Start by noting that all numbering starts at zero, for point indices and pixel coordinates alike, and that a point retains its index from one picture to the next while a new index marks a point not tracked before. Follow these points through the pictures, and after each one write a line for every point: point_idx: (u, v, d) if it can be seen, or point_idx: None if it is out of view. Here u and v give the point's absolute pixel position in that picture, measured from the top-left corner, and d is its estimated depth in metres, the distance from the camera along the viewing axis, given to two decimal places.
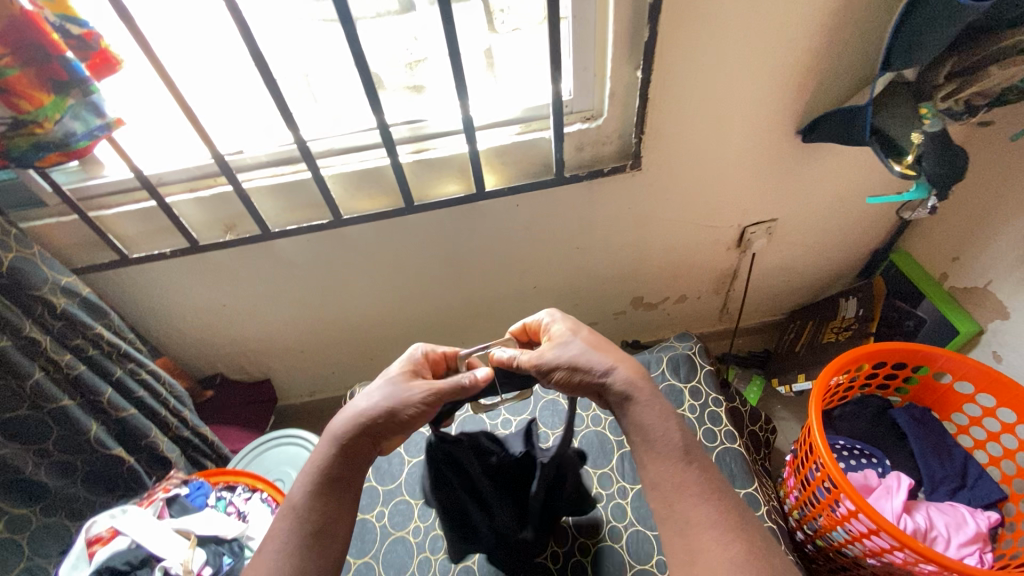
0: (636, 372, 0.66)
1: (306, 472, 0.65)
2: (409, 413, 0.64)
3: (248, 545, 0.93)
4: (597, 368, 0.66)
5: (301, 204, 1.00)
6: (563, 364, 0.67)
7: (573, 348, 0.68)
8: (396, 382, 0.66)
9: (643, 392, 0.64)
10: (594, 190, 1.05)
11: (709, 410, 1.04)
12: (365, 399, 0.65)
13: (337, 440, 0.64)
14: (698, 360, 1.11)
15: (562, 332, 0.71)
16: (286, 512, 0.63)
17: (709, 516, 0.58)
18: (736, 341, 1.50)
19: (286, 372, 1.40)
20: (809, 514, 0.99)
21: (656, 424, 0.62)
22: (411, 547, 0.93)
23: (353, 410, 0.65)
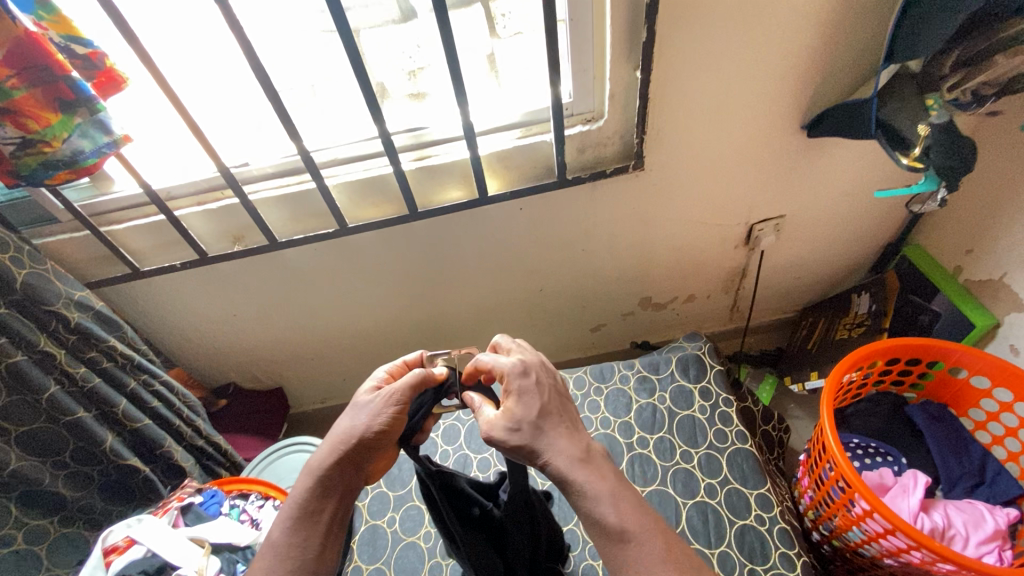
0: (581, 447, 0.58)
1: (283, 512, 0.62)
2: (382, 429, 0.63)
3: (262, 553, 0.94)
4: (538, 456, 0.57)
5: (306, 214, 1.01)
6: (508, 446, 0.59)
7: (521, 428, 0.59)
8: (366, 401, 0.66)
9: (586, 484, 0.55)
10: (597, 191, 1.05)
11: (719, 410, 1.03)
12: (338, 425, 0.65)
13: (314, 473, 0.63)
14: (707, 360, 1.09)
15: (515, 406, 0.60)
16: (264, 555, 0.60)
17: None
18: (747, 340, 1.49)
19: (297, 380, 1.42)
20: (823, 514, 0.97)
21: (600, 497, 0.54)
22: (422, 553, 0.93)
23: (328, 439, 0.64)
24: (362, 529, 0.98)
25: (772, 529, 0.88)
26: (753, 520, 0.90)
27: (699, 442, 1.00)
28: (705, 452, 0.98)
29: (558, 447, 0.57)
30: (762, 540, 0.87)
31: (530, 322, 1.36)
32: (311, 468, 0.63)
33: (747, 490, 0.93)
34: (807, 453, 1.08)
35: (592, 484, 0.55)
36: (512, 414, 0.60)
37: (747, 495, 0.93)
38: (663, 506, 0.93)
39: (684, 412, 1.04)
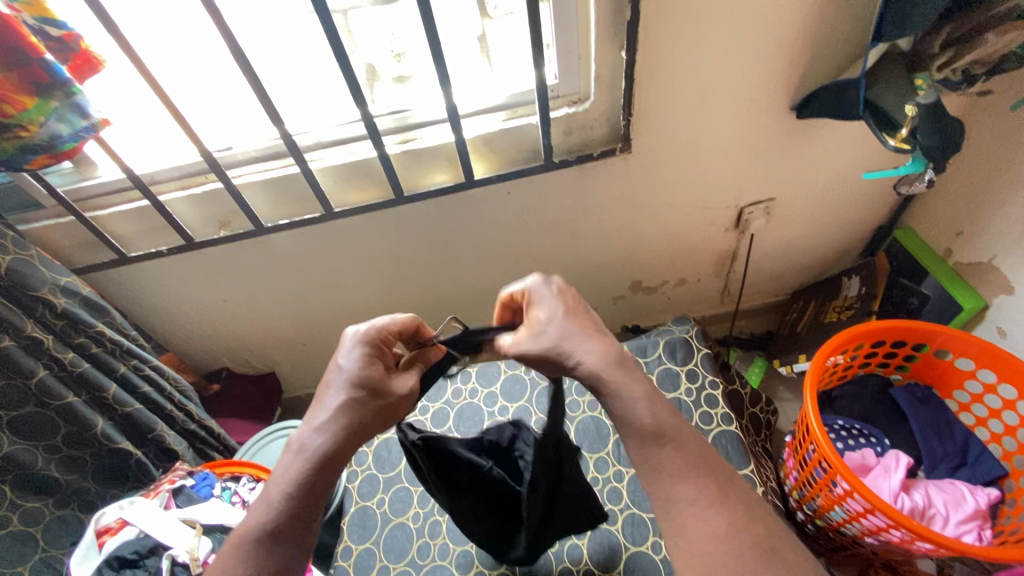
0: (608, 357, 0.60)
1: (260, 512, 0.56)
2: (384, 415, 0.63)
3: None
4: (569, 358, 0.61)
5: (292, 198, 1.00)
6: (534, 354, 0.63)
7: (545, 337, 0.63)
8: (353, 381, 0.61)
9: (621, 389, 0.57)
10: (584, 174, 1.04)
11: (705, 392, 1.03)
12: (343, 402, 0.60)
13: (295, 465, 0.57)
14: (695, 344, 1.10)
15: (540, 315, 0.66)
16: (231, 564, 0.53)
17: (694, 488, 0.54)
18: (737, 323, 1.49)
19: (290, 365, 1.43)
20: (807, 494, 0.99)
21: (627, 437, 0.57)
22: (411, 533, 0.95)
23: (312, 426, 0.59)
24: (352, 510, 1.00)
25: None
26: None
27: (685, 424, 1.01)
28: (691, 434, 0.99)
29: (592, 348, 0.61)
30: None
31: None
32: (294, 457, 0.58)
33: (730, 471, 0.94)
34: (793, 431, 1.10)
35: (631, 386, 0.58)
36: (542, 318, 0.65)
37: None
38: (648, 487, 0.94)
39: (671, 395, 1.04)
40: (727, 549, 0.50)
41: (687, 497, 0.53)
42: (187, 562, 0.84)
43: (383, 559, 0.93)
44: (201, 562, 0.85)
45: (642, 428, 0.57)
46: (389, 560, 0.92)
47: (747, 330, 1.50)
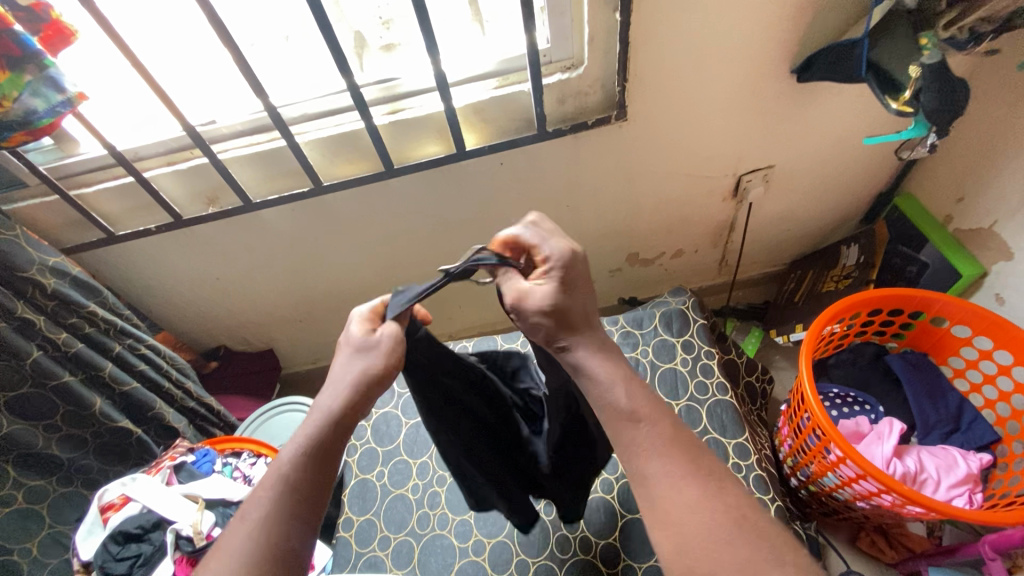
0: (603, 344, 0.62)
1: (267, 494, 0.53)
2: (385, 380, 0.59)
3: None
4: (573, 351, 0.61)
5: (280, 172, 0.98)
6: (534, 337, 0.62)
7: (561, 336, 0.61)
8: (361, 353, 0.59)
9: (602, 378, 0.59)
10: (578, 144, 1.02)
11: (701, 362, 1.03)
12: (349, 367, 0.58)
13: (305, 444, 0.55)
14: (691, 314, 1.09)
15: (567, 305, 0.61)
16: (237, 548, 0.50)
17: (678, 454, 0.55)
18: (735, 294, 1.48)
19: (287, 342, 1.43)
20: (801, 460, 1.00)
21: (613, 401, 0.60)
22: (411, 503, 0.96)
23: (325, 394, 0.58)
24: (352, 482, 1.01)
25: (748, 475, 0.91)
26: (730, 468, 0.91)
27: (680, 395, 1.01)
28: (686, 404, 1.00)
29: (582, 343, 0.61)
30: None
31: None
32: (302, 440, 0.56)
33: (725, 440, 0.95)
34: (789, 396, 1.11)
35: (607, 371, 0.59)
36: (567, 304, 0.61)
37: (725, 444, 0.94)
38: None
39: (667, 365, 1.05)
40: (719, 519, 0.50)
41: (679, 466, 0.53)
42: (191, 535, 0.85)
43: (384, 529, 0.95)
44: (205, 535, 0.87)
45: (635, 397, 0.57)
46: (390, 531, 0.94)
47: (745, 301, 1.50)
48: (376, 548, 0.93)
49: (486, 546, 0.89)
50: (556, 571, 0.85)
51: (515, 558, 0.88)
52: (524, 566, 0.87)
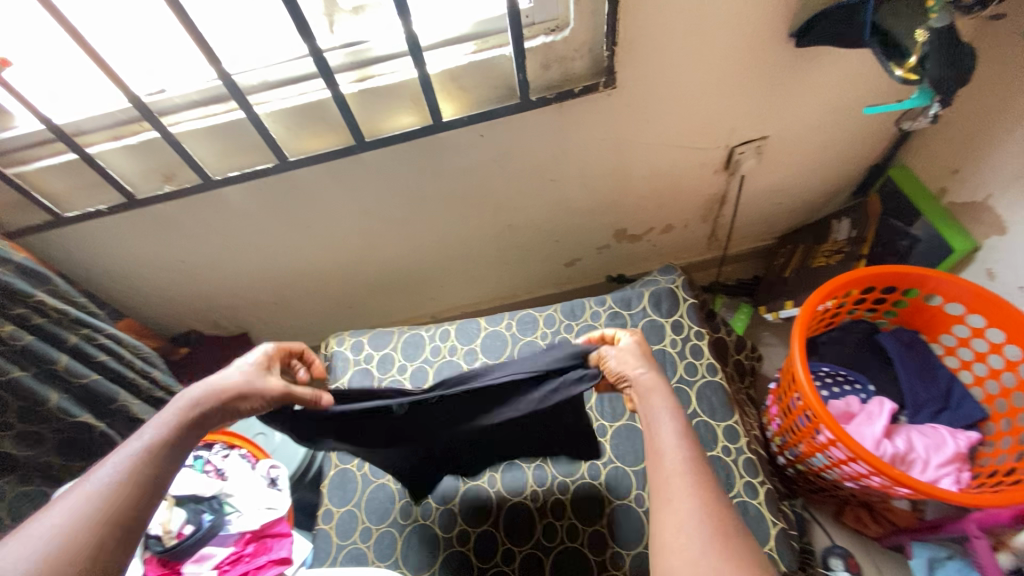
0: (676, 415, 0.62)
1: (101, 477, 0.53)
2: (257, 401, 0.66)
3: (227, 501, 0.90)
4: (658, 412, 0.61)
5: (241, 146, 0.90)
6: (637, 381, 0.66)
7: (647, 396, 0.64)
8: (238, 376, 0.66)
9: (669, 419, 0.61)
10: (563, 114, 0.95)
11: (691, 343, 1.00)
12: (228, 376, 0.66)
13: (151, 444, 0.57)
14: (680, 293, 1.06)
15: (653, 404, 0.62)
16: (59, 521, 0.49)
17: (692, 478, 0.54)
18: (724, 269, 1.45)
19: (261, 325, 1.37)
20: (790, 440, 0.99)
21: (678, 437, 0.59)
22: (392, 494, 0.93)
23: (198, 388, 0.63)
24: (332, 473, 0.97)
25: (737, 459, 0.89)
26: (720, 452, 0.89)
27: (669, 376, 0.98)
28: (675, 386, 0.97)
29: (661, 398, 0.62)
30: (728, 471, 0.87)
31: (501, 259, 1.31)
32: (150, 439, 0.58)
33: (714, 422, 0.92)
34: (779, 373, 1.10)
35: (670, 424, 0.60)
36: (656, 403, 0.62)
37: (715, 427, 0.92)
38: (633, 439, 0.92)
39: (656, 346, 1.01)
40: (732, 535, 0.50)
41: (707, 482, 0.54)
42: (160, 535, 0.82)
43: (366, 520, 0.91)
44: (176, 535, 0.83)
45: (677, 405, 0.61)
46: (372, 522, 0.91)
47: (733, 277, 1.46)
48: (358, 540, 0.90)
49: (471, 536, 0.87)
50: (543, 561, 0.83)
51: (502, 547, 0.85)
52: (510, 556, 0.84)
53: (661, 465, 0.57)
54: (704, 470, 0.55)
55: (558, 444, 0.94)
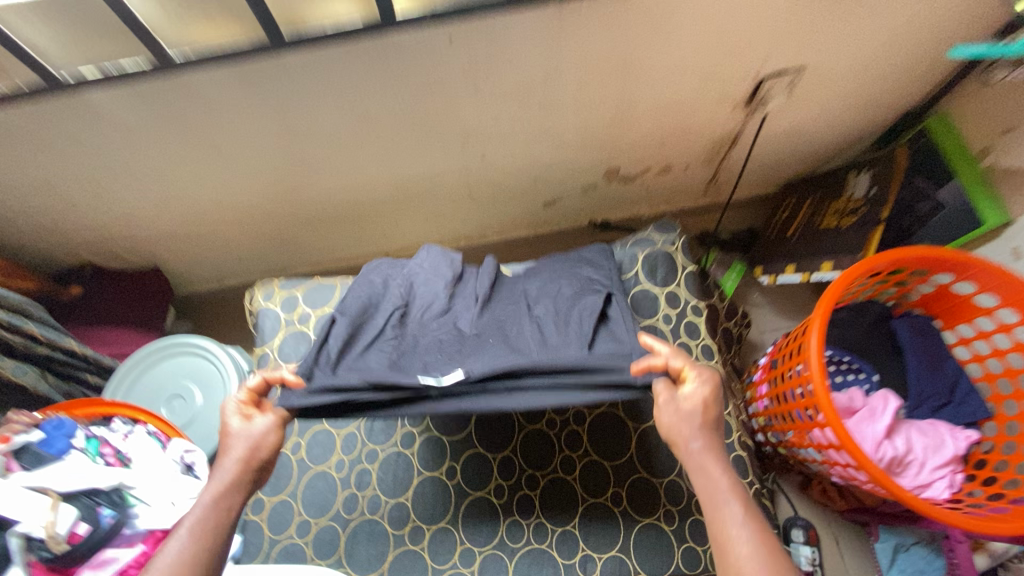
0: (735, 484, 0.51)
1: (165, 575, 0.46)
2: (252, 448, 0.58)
3: (127, 495, 0.75)
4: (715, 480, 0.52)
5: (96, 32, 0.62)
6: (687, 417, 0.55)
7: (700, 458, 0.54)
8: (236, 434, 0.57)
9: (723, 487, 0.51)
10: (560, 19, 0.71)
11: (686, 320, 0.87)
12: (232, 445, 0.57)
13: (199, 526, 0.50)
14: (679, 258, 0.91)
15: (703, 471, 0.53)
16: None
17: (760, 559, 0.46)
18: (725, 217, 1.28)
19: (177, 257, 1.14)
20: (781, 426, 0.91)
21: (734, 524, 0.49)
22: (334, 483, 0.80)
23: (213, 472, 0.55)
24: None
25: None
26: None
27: None
28: None
29: (692, 416, 0.55)
30: None
31: (468, 195, 1.09)
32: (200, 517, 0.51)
33: None
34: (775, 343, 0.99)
35: (700, 453, 0.54)
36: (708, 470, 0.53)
37: None
38: (615, 431, 0.80)
39: (647, 322, 0.86)
40: None
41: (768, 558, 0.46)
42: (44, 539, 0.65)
43: (302, 513, 0.79)
44: (67, 538, 0.66)
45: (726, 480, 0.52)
46: (310, 515, 0.79)
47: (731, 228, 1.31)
48: (293, 536, 0.78)
49: (424, 533, 0.77)
50: (507, 562, 0.75)
51: (460, 547, 0.76)
52: (469, 557, 0.75)
53: (715, 501, 0.51)
54: (768, 526, 0.49)
55: (529, 432, 0.81)
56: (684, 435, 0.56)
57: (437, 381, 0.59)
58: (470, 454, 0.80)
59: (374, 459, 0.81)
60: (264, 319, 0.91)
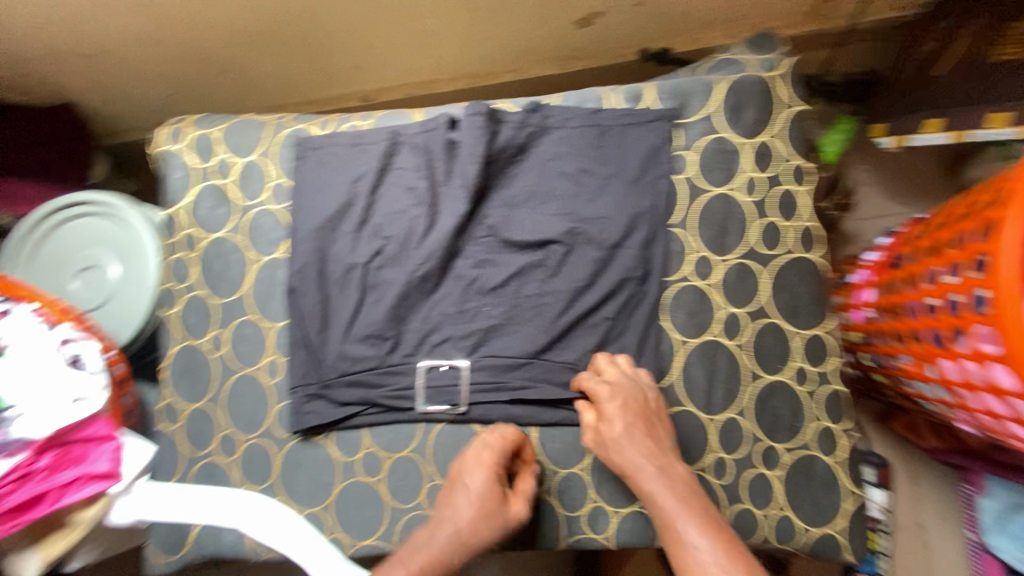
0: (683, 488, 0.47)
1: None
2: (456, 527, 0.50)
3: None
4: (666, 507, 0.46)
5: None
6: (612, 440, 0.50)
7: (643, 476, 0.48)
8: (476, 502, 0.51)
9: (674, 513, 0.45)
10: None
11: (778, 191, 0.57)
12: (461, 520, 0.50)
13: (427, 560, 0.48)
14: (779, 92, 0.58)
15: (644, 483, 0.48)
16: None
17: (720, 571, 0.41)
18: (839, 53, 0.87)
19: (88, 88, 0.86)
20: (889, 348, 0.63)
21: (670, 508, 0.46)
22: (265, 393, 0.60)
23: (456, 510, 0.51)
24: (176, 352, 0.63)
25: (816, 393, 0.54)
26: (790, 379, 0.54)
27: (730, 249, 0.56)
28: (738, 261, 0.56)
29: (632, 436, 0.49)
30: (795, 407, 0.54)
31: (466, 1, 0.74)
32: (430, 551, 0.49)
33: (791, 329, 0.55)
34: (896, 233, 0.69)
35: (657, 482, 0.47)
36: (637, 476, 0.48)
37: (789, 339, 0.55)
38: (645, 366, 0.55)
39: (718, 191, 0.57)
40: None
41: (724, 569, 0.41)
42: None
43: (227, 426, 0.60)
44: None
45: (628, 390, 0.51)
46: (237, 429, 0.60)
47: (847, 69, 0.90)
48: (217, 452, 0.60)
49: (383, 464, 0.57)
50: None
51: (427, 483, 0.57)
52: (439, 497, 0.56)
53: (668, 523, 0.45)
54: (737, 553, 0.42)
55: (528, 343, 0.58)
56: (632, 463, 0.49)
57: (420, 356, 0.57)
58: (432, 393, 0.56)
59: (295, 389, 0.58)
60: (171, 168, 0.65)
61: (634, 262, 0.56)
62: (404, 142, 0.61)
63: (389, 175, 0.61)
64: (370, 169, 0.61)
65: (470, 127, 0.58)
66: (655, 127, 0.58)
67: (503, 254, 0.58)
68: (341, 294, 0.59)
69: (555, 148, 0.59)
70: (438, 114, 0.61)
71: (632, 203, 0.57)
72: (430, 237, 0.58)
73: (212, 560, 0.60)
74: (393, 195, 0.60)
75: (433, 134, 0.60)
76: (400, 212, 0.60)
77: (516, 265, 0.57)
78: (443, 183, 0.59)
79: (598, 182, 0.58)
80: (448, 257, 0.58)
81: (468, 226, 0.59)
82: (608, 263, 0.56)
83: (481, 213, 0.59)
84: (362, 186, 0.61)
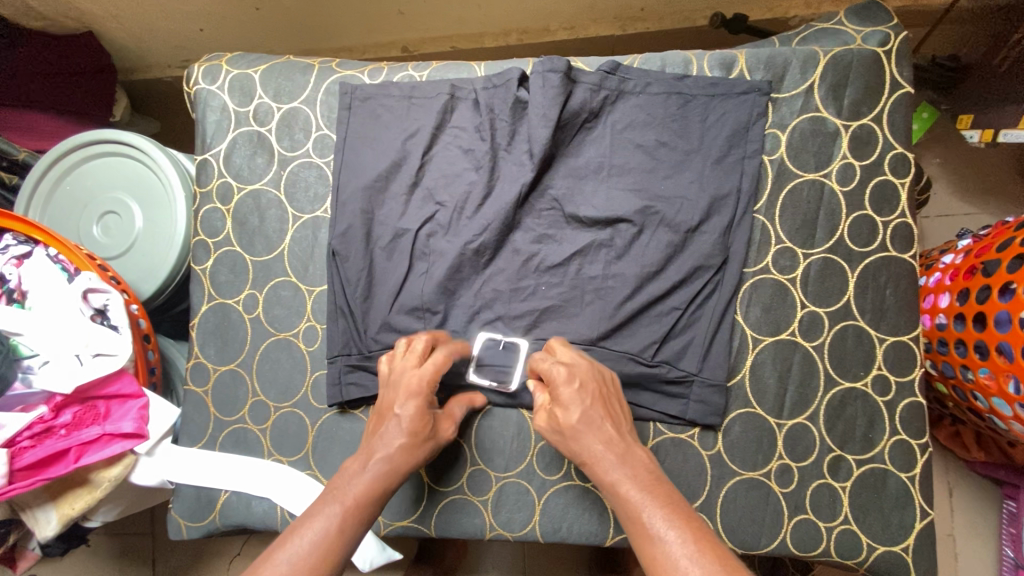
0: (645, 476, 0.40)
1: (313, 514, 0.38)
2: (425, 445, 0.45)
3: (12, 341, 0.50)
4: (628, 498, 0.38)
5: None
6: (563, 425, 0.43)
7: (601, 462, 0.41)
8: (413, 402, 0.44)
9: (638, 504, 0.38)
10: None
11: (874, 182, 0.52)
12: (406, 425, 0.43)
13: (360, 489, 0.40)
14: (887, 71, 0.52)
15: (603, 469, 0.40)
16: (296, 560, 0.34)
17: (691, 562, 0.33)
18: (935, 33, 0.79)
19: (111, 18, 0.79)
20: (965, 359, 0.58)
21: (632, 499, 0.38)
22: (301, 360, 0.57)
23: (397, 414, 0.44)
24: (204, 310, 0.59)
25: (895, 403, 0.50)
26: (868, 386, 0.50)
27: (816, 242, 0.52)
28: (822, 256, 0.52)
29: (591, 420, 0.42)
30: (872, 418, 0.50)
31: None
32: (365, 468, 0.41)
33: (875, 333, 0.51)
34: (980, 235, 0.63)
35: (621, 471, 0.40)
36: (594, 462, 0.41)
37: (871, 343, 0.51)
38: (714, 363, 0.51)
39: (807, 178, 0.52)
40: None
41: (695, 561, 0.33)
42: None
43: (259, 392, 0.57)
44: None
45: (584, 376, 0.44)
46: (269, 396, 0.57)
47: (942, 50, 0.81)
48: (246, 419, 0.57)
49: None
50: (532, 498, 0.53)
51: (469, 469, 0.53)
52: (481, 483, 0.53)
53: (633, 517, 0.37)
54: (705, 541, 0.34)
55: None
56: (591, 451, 0.41)
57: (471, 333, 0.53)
58: (482, 366, 0.52)
59: (335, 359, 0.55)
60: (205, 110, 0.60)
61: (712, 249, 0.51)
62: (464, 98, 0.55)
63: (447, 134, 0.56)
64: (424, 126, 0.56)
65: (542, 86, 0.53)
66: (747, 102, 0.53)
67: (566, 230, 0.53)
68: (388, 261, 0.55)
69: (631, 116, 0.54)
70: (505, 69, 0.55)
71: (714, 184, 0.52)
72: (489, 206, 0.54)
73: (237, 530, 0.57)
74: (448, 156, 0.55)
75: (500, 91, 0.54)
76: (455, 176, 0.55)
77: (580, 243, 0.53)
78: (505, 147, 0.54)
79: (677, 160, 0.53)
80: (506, 228, 0.53)
81: (530, 196, 0.54)
82: (681, 248, 0.52)
83: (546, 184, 0.54)
84: (415, 144, 0.55)
